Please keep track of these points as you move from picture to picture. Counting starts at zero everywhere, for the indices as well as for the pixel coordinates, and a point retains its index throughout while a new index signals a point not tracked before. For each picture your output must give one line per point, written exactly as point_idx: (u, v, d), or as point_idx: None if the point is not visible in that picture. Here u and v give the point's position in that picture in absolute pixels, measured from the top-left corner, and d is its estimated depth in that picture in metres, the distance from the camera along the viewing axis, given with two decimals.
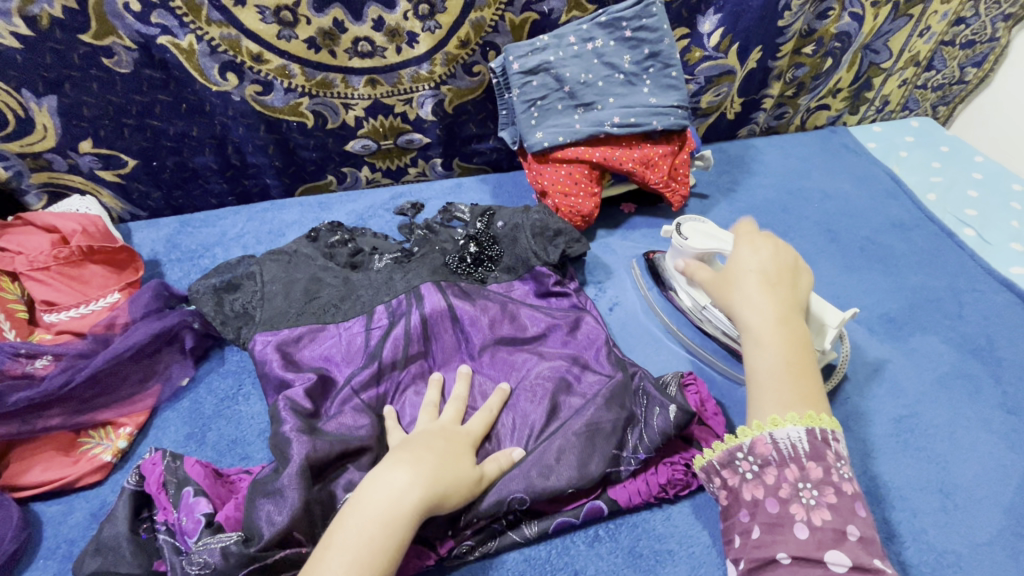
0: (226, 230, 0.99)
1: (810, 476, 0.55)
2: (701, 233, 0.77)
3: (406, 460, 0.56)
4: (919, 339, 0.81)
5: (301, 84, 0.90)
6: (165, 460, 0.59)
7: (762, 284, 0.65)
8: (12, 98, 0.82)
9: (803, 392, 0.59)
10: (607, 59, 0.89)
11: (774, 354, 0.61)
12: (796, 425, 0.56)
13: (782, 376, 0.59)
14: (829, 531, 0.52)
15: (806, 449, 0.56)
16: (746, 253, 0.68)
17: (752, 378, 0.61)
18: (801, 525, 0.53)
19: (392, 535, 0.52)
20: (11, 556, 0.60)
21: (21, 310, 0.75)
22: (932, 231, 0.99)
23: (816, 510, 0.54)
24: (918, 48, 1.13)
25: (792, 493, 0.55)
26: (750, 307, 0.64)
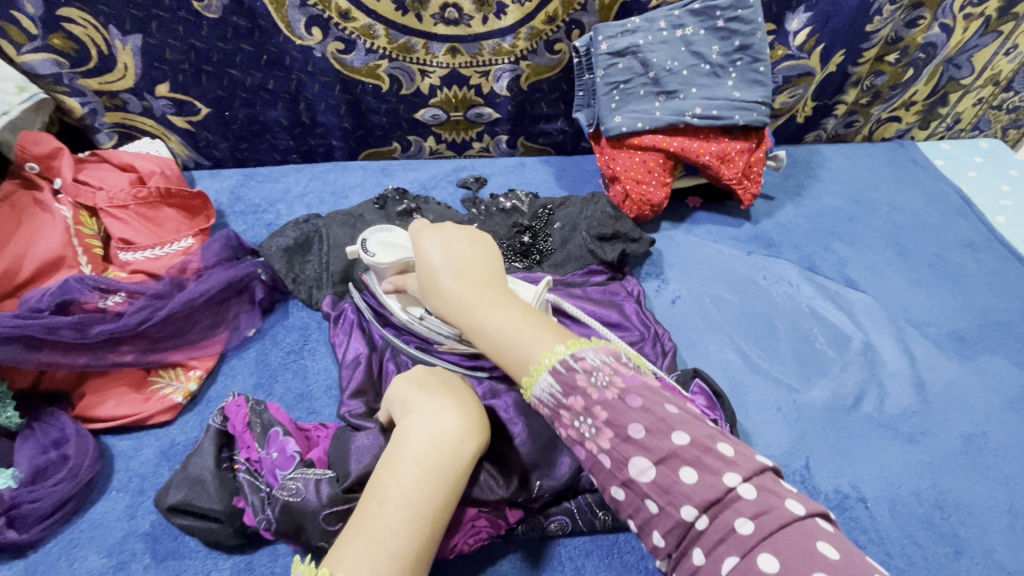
0: (289, 187, 0.99)
1: (578, 410, 0.47)
2: (383, 245, 0.70)
3: (452, 408, 0.54)
4: (988, 359, 0.81)
5: (383, 46, 0.89)
6: (249, 403, 0.62)
7: (451, 270, 0.55)
8: (99, 34, 0.82)
9: (537, 331, 0.51)
10: (696, 48, 0.87)
11: (509, 317, 0.52)
12: (541, 376, 0.49)
13: (514, 324, 0.51)
14: (623, 446, 0.46)
15: (559, 391, 0.48)
16: (431, 246, 0.58)
17: (489, 350, 0.52)
18: (602, 457, 0.47)
19: (444, 487, 0.49)
20: (86, 485, 0.61)
21: (97, 245, 0.75)
22: (1001, 253, 0.97)
23: (597, 434, 0.47)
24: (1001, 67, 1.11)
25: (577, 435, 0.48)
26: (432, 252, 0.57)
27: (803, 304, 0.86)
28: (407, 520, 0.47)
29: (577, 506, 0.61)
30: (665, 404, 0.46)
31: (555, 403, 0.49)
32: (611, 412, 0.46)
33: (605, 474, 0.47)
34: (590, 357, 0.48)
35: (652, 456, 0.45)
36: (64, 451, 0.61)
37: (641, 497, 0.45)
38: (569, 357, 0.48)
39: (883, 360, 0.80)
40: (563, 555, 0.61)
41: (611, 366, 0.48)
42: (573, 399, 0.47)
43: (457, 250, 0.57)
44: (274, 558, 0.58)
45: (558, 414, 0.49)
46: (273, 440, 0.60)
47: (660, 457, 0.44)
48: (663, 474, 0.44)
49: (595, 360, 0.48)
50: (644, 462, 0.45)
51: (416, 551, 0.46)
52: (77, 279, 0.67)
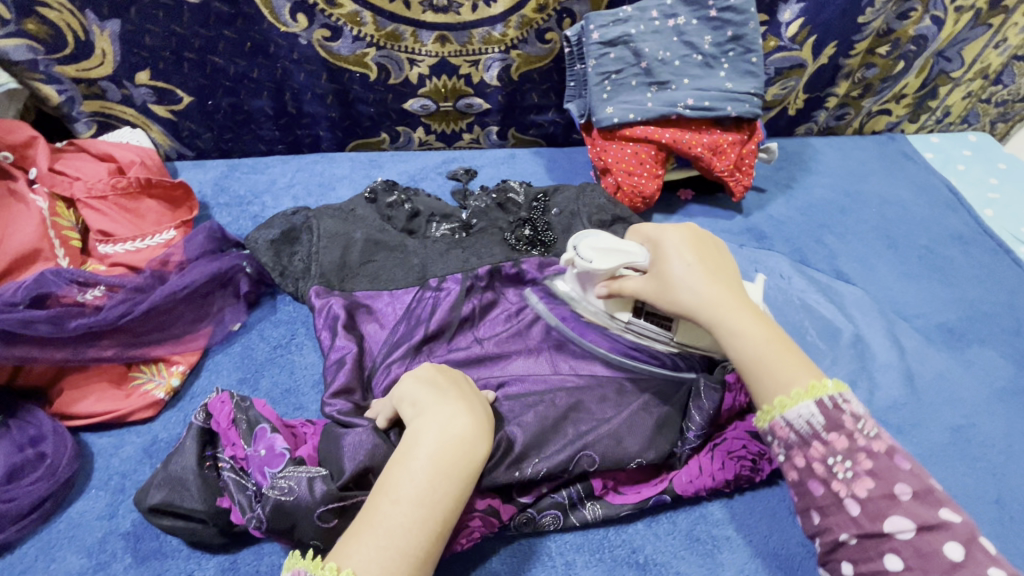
0: (275, 178, 0.97)
1: (838, 449, 0.50)
2: (602, 250, 0.64)
3: (465, 409, 0.53)
4: (975, 351, 0.82)
5: (371, 34, 0.87)
6: (233, 400, 0.60)
7: (701, 275, 0.59)
8: (75, 18, 0.79)
9: (799, 363, 0.54)
10: (688, 38, 0.86)
11: (756, 333, 0.55)
12: (803, 402, 0.51)
13: (769, 347, 0.55)
14: (882, 501, 0.48)
15: (820, 423, 0.51)
16: (673, 256, 0.60)
17: (744, 366, 0.55)
18: (851, 502, 0.49)
19: (454, 490, 0.48)
20: (64, 483, 0.59)
21: (75, 238, 0.73)
22: (989, 246, 0.98)
23: (857, 481, 0.49)
24: (990, 60, 1.11)
25: (827, 472, 0.50)
26: (678, 260, 0.60)
27: (793, 296, 0.86)
28: (416, 520, 0.46)
29: (567, 498, 0.61)
30: (926, 476, 0.50)
31: (809, 433, 0.51)
32: (876, 464, 0.49)
33: (843, 518, 0.50)
34: (855, 402, 0.52)
35: (918, 521, 0.47)
36: (42, 449, 0.59)
37: (883, 549, 0.47)
38: (837, 395, 0.51)
39: (873, 353, 0.80)
40: (552, 549, 0.60)
41: (871, 418, 0.52)
42: (835, 435, 0.50)
43: (691, 253, 0.60)
44: (259, 557, 0.57)
45: (804, 444, 0.51)
46: (260, 437, 0.58)
47: (926, 524, 0.47)
48: (925, 539, 0.46)
49: (860, 406, 0.52)
50: (905, 524, 0.47)
51: (422, 552, 0.45)
52: (53, 273, 0.65)
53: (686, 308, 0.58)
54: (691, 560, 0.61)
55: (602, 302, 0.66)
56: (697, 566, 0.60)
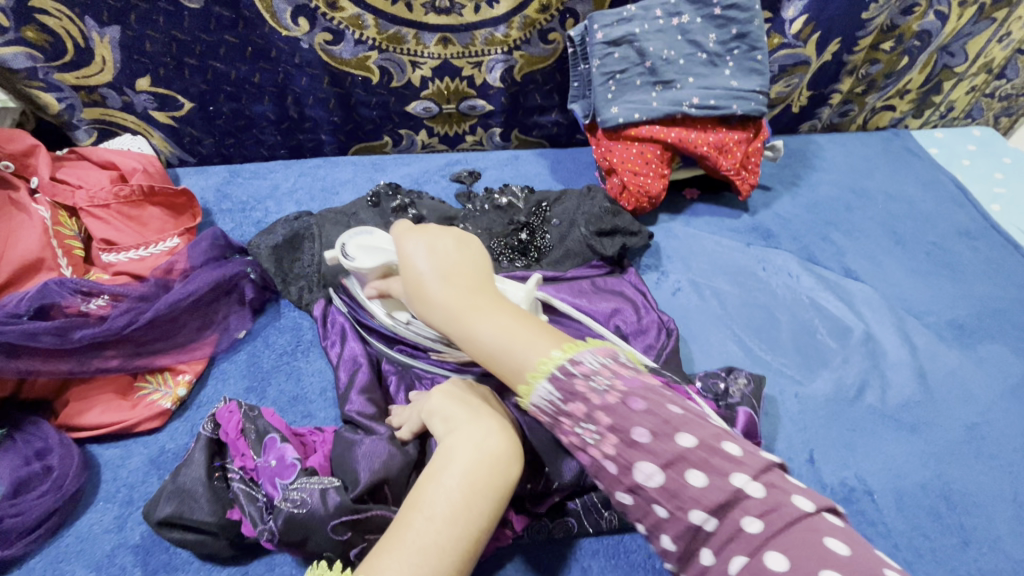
0: (278, 184, 0.96)
1: (579, 416, 0.46)
2: (363, 249, 0.66)
3: (500, 427, 0.52)
4: (987, 347, 0.81)
5: (372, 36, 0.87)
6: (242, 409, 0.60)
7: (439, 276, 0.53)
8: (74, 25, 0.78)
9: (537, 337, 0.49)
10: (692, 36, 0.86)
11: (500, 324, 0.50)
12: (539, 384, 0.47)
13: (510, 331, 0.49)
14: (628, 449, 0.44)
15: (559, 397, 0.46)
16: (417, 249, 0.55)
17: (486, 360, 0.50)
18: (607, 462, 0.46)
19: (485, 512, 0.48)
20: (71, 496, 0.58)
21: (78, 247, 0.72)
22: (998, 241, 0.97)
23: (603, 442, 0.45)
24: (994, 54, 1.11)
25: (625, 445, 0.45)
26: (419, 251, 0.55)
27: (802, 295, 0.86)
28: (448, 539, 0.45)
29: (582, 505, 0.60)
30: (704, 419, 0.46)
31: (555, 410, 0.47)
32: (615, 417, 0.45)
33: (610, 480, 0.46)
34: (589, 359, 0.47)
35: (658, 460, 0.43)
36: (48, 462, 0.58)
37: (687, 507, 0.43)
38: (568, 362, 0.47)
39: (884, 351, 0.79)
40: (569, 554, 0.60)
41: (613, 369, 0.46)
42: (574, 405, 0.46)
43: (460, 248, 0.55)
44: (271, 568, 0.57)
45: (558, 421, 0.48)
46: (270, 446, 0.58)
47: (667, 461, 0.43)
48: (671, 478, 0.43)
49: (625, 364, 0.47)
50: (652, 467, 0.44)
51: (453, 574, 0.44)
52: (56, 283, 0.64)
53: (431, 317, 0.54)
54: None
55: (380, 303, 0.68)
56: None
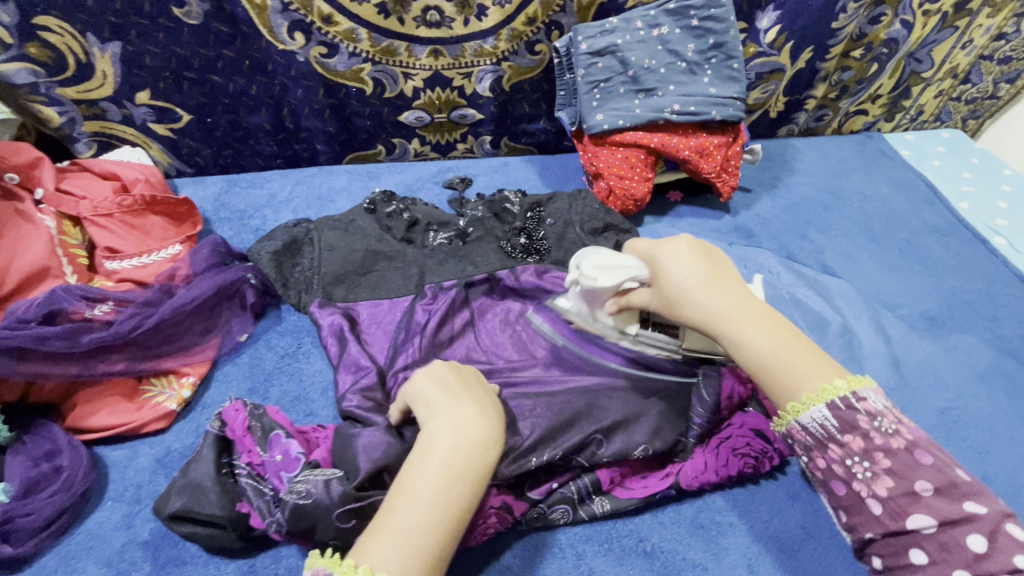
0: (274, 193, 0.99)
1: (856, 449, 0.50)
2: (604, 267, 0.63)
3: (477, 414, 0.55)
4: (958, 337, 0.86)
5: (366, 49, 0.90)
6: (247, 407, 0.62)
7: (702, 283, 0.56)
8: (76, 42, 0.81)
9: (821, 361, 0.53)
10: (672, 46, 0.90)
11: (762, 335, 0.54)
12: (818, 407, 0.51)
13: (780, 350, 0.54)
14: (902, 498, 0.48)
15: (835, 425, 0.51)
16: (669, 266, 0.58)
17: (754, 371, 0.55)
18: (873, 502, 0.49)
19: (466, 490, 0.50)
20: (81, 495, 0.60)
21: (82, 255, 0.74)
22: (966, 237, 1.02)
23: (877, 479, 0.49)
24: (958, 60, 1.16)
25: (847, 473, 0.50)
26: (676, 267, 0.58)
27: (782, 290, 0.90)
28: (431, 519, 0.48)
29: (575, 492, 0.62)
30: (955, 468, 0.49)
31: (825, 435, 0.51)
32: (897, 463, 0.49)
33: (867, 518, 0.50)
34: (872, 398, 0.51)
35: (939, 516, 0.47)
36: (58, 463, 0.60)
37: (908, 545, 0.48)
38: (853, 395, 0.50)
39: (860, 342, 0.83)
40: (563, 540, 0.62)
41: (892, 413, 0.51)
42: (850, 436, 0.50)
43: (705, 258, 0.59)
44: (276, 560, 0.58)
45: (820, 445, 0.52)
46: (275, 443, 0.60)
47: (947, 518, 0.46)
48: (947, 534, 0.46)
49: (877, 402, 0.51)
50: (927, 520, 0.47)
51: (438, 552, 0.47)
52: (63, 290, 0.67)
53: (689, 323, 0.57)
54: (696, 546, 0.63)
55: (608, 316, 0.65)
56: (702, 551, 0.63)
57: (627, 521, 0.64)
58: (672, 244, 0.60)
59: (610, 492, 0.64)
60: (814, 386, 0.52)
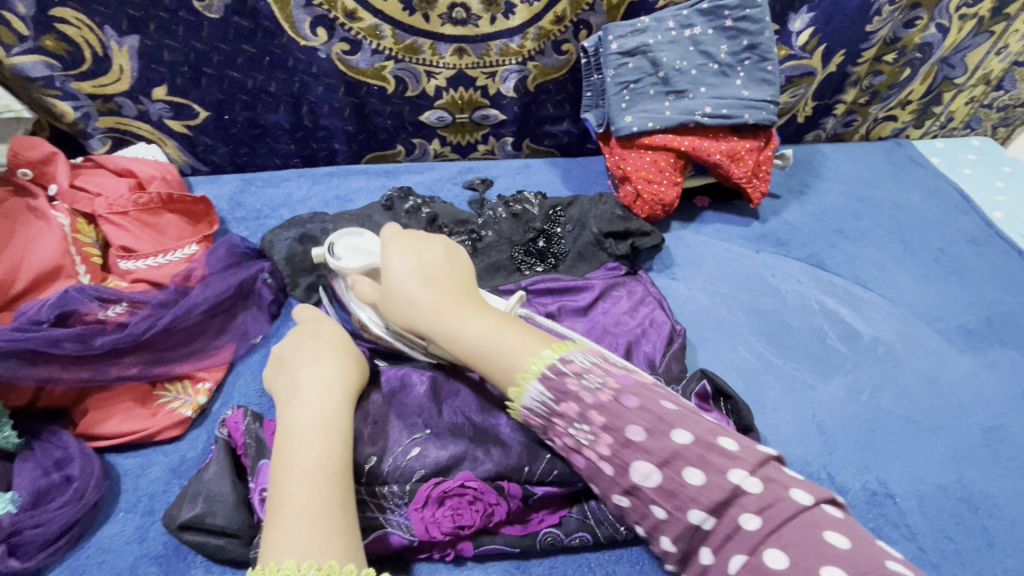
0: (291, 192, 0.96)
1: (573, 416, 0.52)
2: (350, 250, 0.68)
3: (316, 369, 0.58)
4: (998, 352, 0.82)
5: (389, 47, 0.88)
6: (246, 421, 0.59)
7: (417, 279, 0.59)
8: (93, 34, 0.79)
9: (526, 337, 0.56)
10: (704, 47, 0.88)
11: (484, 325, 0.56)
12: (531, 385, 0.53)
13: (494, 330, 0.56)
14: (622, 451, 0.50)
15: (551, 398, 0.52)
16: (393, 257, 0.62)
17: (472, 356, 0.56)
18: (604, 463, 0.51)
19: (336, 429, 0.54)
20: (92, 506, 0.57)
21: (95, 254, 0.71)
22: (1003, 248, 0.99)
23: (597, 441, 0.51)
24: (992, 66, 1.13)
25: (576, 443, 0.52)
26: (397, 265, 0.61)
27: (814, 300, 0.87)
28: (315, 471, 0.50)
29: (588, 516, 0.61)
30: (704, 418, 0.51)
31: (548, 410, 0.53)
32: (607, 416, 0.50)
33: (608, 482, 0.52)
34: (579, 360, 0.53)
35: (722, 472, 0.47)
36: (68, 473, 0.57)
37: (648, 502, 0.50)
38: (560, 361, 0.53)
39: (897, 356, 0.80)
40: (592, 561, 0.61)
41: (600, 369, 0.53)
42: (565, 403, 0.52)
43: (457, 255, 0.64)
44: None
45: (550, 422, 0.54)
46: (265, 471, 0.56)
47: (662, 459, 0.48)
48: (669, 477, 0.48)
49: (583, 362, 0.53)
50: (647, 466, 0.49)
51: (322, 501, 0.49)
52: (77, 289, 0.64)
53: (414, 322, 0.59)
54: None
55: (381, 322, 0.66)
56: None
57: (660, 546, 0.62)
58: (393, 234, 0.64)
59: None
60: (516, 359, 0.54)
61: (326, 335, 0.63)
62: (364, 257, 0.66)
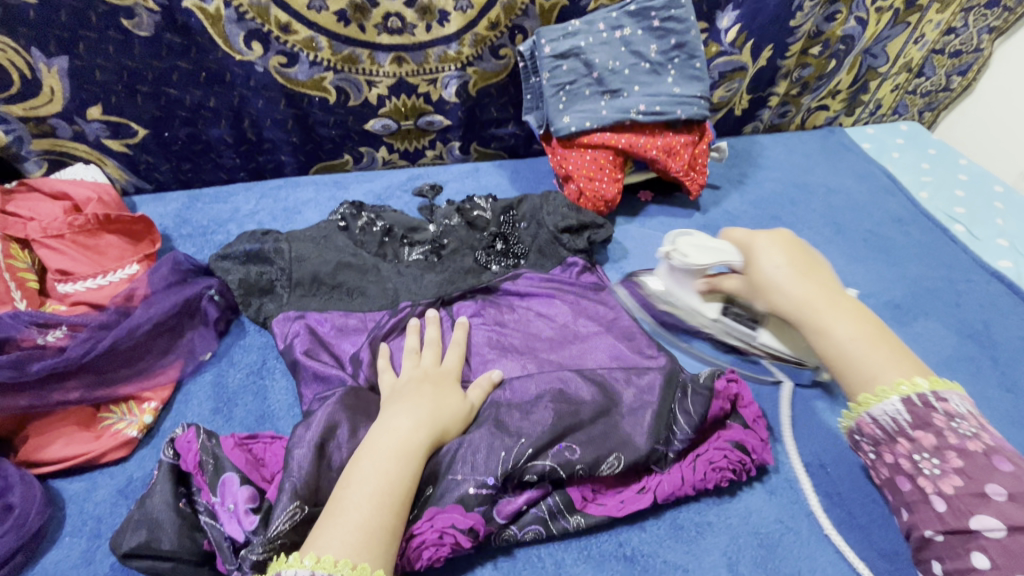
0: (239, 207, 0.96)
1: (926, 446, 0.51)
2: (695, 248, 0.70)
3: (406, 410, 0.60)
4: (922, 324, 0.88)
5: (327, 58, 0.88)
6: (200, 438, 0.60)
7: (793, 272, 0.63)
8: (20, 56, 0.77)
9: (908, 358, 0.56)
10: (634, 47, 0.91)
11: (861, 327, 0.58)
12: (888, 400, 0.54)
13: (865, 340, 0.57)
14: (970, 498, 0.48)
15: (906, 421, 0.53)
16: (762, 256, 0.65)
17: (827, 360, 0.59)
18: (937, 498, 0.50)
19: (413, 471, 0.55)
20: (34, 533, 0.57)
21: (31, 279, 0.70)
22: (927, 226, 1.05)
23: (944, 478, 0.50)
24: (912, 54, 1.20)
25: (914, 468, 0.52)
26: (767, 261, 0.65)
27: None
28: (385, 498, 0.52)
29: (547, 509, 0.62)
30: None
31: (895, 429, 0.54)
32: (969, 463, 0.49)
33: (928, 515, 0.50)
34: (955, 400, 0.52)
35: (1008, 520, 0.46)
36: (8, 500, 0.57)
37: (968, 545, 0.48)
38: (932, 394, 0.52)
39: None
40: (542, 551, 0.62)
41: (972, 418, 0.52)
42: (922, 433, 0.52)
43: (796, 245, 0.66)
44: None
45: (891, 441, 0.54)
46: (226, 488, 0.57)
47: (1016, 524, 0.46)
48: (1016, 539, 0.46)
49: (959, 405, 0.52)
50: (993, 522, 0.47)
51: (375, 527, 0.50)
52: (11, 317, 0.63)
53: (779, 309, 0.63)
54: (677, 547, 0.63)
55: (697, 300, 0.72)
56: (682, 553, 0.62)
57: (606, 531, 0.64)
58: (760, 240, 0.67)
59: (585, 508, 0.63)
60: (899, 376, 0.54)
61: (448, 390, 0.65)
62: (687, 241, 0.71)
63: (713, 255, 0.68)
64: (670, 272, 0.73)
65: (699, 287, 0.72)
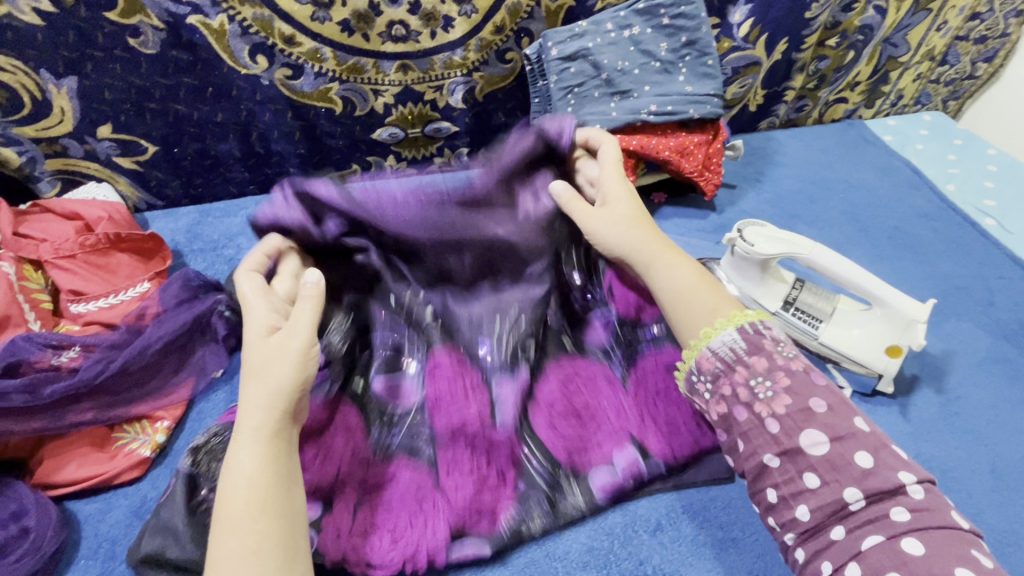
0: (249, 220, 0.96)
1: (759, 369, 0.55)
2: (763, 238, 0.74)
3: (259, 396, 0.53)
4: (953, 325, 0.84)
5: (332, 68, 0.88)
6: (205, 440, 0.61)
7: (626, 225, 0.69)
8: (30, 79, 0.78)
9: (720, 298, 0.63)
10: (644, 47, 0.89)
11: (675, 272, 0.66)
12: (727, 330, 0.58)
13: (690, 289, 0.64)
14: (797, 414, 0.53)
15: (743, 347, 0.57)
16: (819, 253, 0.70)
17: (667, 307, 0.64)
18: (771, 421, 0.53)
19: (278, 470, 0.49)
20: (50, 557, 0.57)
21: (45, 300, 0.71)
22: (955, 220, 1.01)
23: (776, 398, 0.54)
24: (934, 42, 1.15)
25: (750, 395, 0.54)
26: (820, 255, 0.70)
27: None
28: (258, 541, 0.45)
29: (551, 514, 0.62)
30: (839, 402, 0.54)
31: (733, 358, 0.57)
32: (793, 381, 0.54)
33: (766, 441, 0.53)
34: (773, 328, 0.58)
35: (830, 434, 0.51)
36: (24, 524, 0.57)
37: (802, 470, 0.51)
38: (758, 322, 0.58)
39: None
40: (560, 569, 0.60)
41: (790, 344, 0.58)
42: (755, 357, 0.56)
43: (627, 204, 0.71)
44: None
45: (729, 369, 0.56)
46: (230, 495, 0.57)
47: (837, 440, 0.51)
48: (839, 454, 0.50)
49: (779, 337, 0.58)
50: (820, 441, 0.51)
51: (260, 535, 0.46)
52: (24, 338, 0.63)
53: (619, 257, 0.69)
54: (699, 565, 0.61)
55: (758, 292, 0.77)
56: (706, 571, 0.61)
57: (626, 547, 0.62)
58: (821, 248, 0.70)
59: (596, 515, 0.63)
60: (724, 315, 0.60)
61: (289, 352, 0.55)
62: (764, 233, 0.74)
63: (787, 248, 0.72)
64: (735, 260, 0.78)
65: (764, 274, 0.76)
